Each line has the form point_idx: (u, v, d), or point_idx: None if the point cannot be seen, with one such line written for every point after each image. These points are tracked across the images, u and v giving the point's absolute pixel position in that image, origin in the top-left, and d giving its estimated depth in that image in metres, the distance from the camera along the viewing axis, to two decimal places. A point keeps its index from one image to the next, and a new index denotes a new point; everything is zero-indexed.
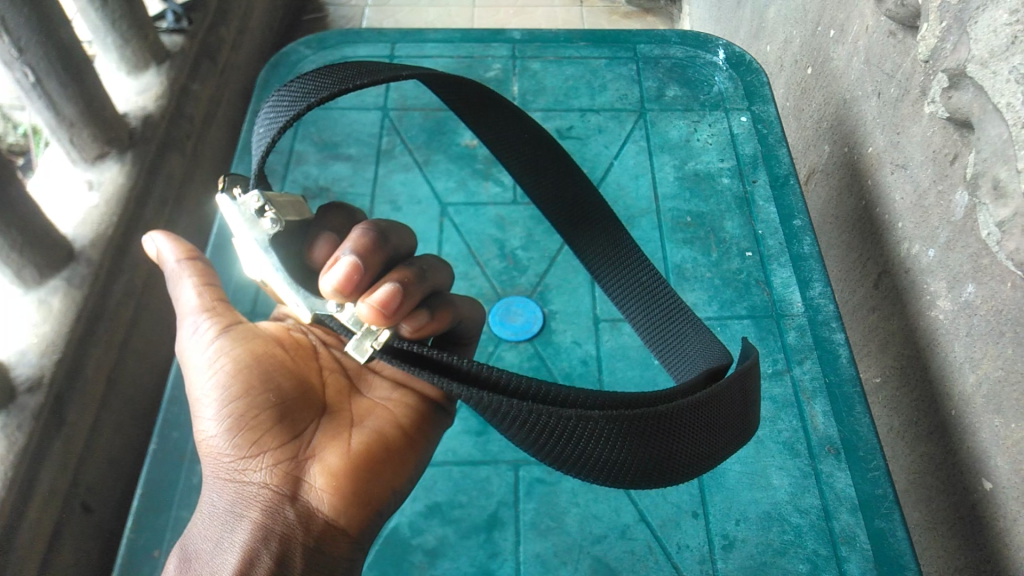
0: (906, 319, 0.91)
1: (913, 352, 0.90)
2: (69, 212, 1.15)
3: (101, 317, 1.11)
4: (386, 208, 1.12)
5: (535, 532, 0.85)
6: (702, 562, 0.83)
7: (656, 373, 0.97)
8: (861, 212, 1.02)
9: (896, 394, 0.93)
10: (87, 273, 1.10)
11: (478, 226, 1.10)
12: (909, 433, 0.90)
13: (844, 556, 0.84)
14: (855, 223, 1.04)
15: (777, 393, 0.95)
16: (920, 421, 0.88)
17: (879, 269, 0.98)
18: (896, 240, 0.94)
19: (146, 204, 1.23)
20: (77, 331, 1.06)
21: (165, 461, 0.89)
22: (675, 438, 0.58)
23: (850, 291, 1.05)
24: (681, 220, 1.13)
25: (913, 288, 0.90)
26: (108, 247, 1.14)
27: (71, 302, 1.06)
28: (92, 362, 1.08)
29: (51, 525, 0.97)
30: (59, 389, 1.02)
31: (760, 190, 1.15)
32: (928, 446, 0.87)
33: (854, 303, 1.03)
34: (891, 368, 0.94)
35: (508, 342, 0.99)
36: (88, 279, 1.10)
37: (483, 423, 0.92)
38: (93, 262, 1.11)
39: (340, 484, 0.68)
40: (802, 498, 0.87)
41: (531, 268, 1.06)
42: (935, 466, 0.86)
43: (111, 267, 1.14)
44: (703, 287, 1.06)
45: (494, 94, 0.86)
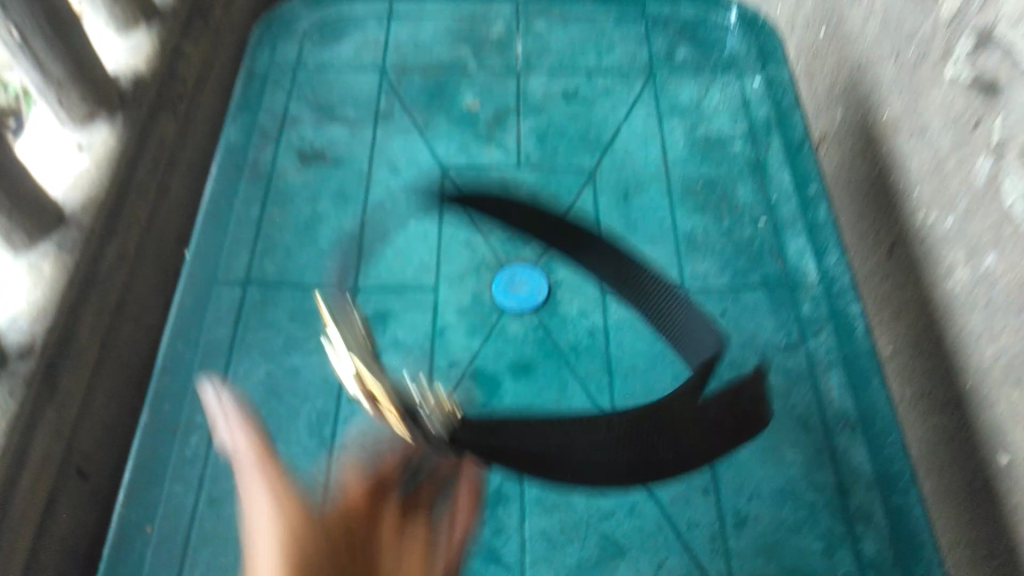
0: (916, 289, 0.85)
1: (925, 325, 0.84)
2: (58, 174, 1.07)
3: (92, 283, 1.04)
4: (384, 172, 1.08)
5: (541, 508, 0.82)
6: (713, 539, 0.80)
7: (665, 345, 0.94)
8: (874, 175, 0.96)
9: (902, 368, 0.87)
10: (80, 238, 1.03)
11: (480, 191, 1.06)
12: (913, 409, 0.85)
13: (859, 534, 0.81)
14: (867, 187, 0.97)
15: (791, 365, 0.93)
16: (925, 397, 0.83)
17: (891, 237, 0.91)
18: (910, 205, 0.88)
19: (137, 163, 1.16)
20: (69, 296, 0.99)
21: (157, 434, 0.85)
22: (677, 435, 0.66)
23: (858, 259, 0.98)
24: (692, 185, 1.08)
25: (926, 257, 0.84)
26: (100, 213, 1.07)
27: (62, 268, 1.00)
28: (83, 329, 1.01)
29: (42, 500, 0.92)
30: (49, 357, 0.95)
31: (774, 157, 1.12)
32: (931, 424, 0.81)
33: (862, 274, 0.97)
34: (897, 341, 0.88)
35: (512, 313, 0.95)
36: (79, 245, 1.02)
37: (488, 395, 0.89)
38: (84, 229, 1.04)
39: (353, 531, 0.55)
40: (816, 473, 0.85)
41: (536, 235, 1.02)
42: (941, 446, 0.79)
43: (102, 233, 1.07)
44: (714, 256, 1.02)
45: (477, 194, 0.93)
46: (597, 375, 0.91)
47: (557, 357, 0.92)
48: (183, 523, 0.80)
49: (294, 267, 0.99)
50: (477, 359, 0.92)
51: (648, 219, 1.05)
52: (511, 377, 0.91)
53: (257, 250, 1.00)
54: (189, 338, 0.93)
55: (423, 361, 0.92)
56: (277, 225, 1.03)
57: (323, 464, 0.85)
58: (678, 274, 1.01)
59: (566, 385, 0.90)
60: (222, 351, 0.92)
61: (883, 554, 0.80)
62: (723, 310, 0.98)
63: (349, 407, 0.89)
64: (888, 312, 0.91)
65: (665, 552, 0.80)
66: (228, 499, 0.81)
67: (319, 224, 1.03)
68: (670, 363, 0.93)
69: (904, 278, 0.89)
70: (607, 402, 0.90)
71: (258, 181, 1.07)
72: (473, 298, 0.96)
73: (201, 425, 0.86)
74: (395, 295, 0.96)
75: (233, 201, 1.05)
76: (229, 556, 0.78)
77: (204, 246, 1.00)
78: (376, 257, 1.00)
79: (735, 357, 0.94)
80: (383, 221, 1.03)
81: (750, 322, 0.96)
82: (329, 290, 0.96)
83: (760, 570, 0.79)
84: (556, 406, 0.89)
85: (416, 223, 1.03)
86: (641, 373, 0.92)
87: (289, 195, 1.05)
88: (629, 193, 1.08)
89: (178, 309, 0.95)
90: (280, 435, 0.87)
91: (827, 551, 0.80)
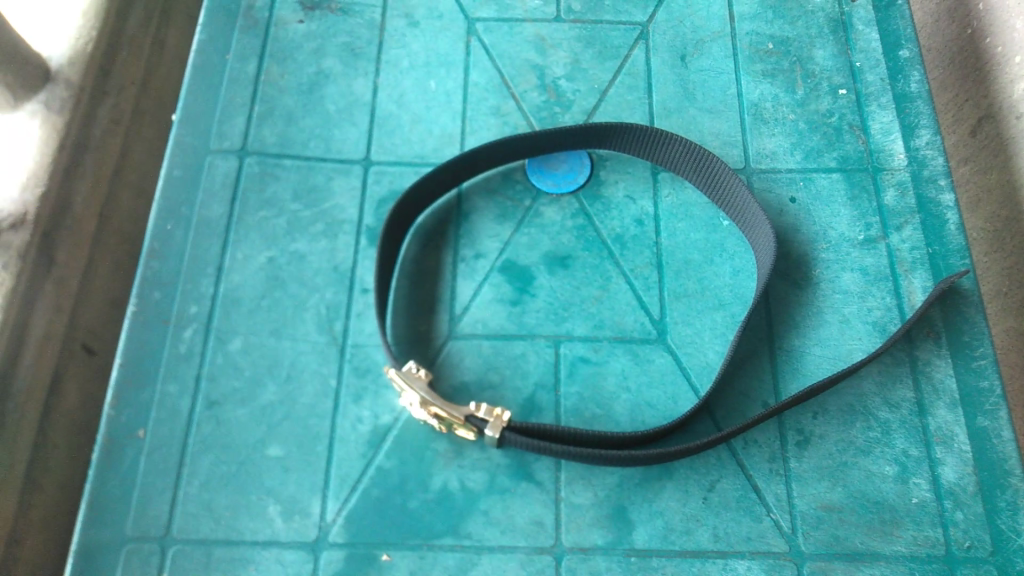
0: (1020, 165, 0.77)
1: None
2: (57, 30, 0.91)
3: (87, 146, 0.87)
4: (400, 22, 0.91)
5: (578, 421, 0.72)
6: (772, 460, 0.71)
7: (724, 238, 0.81)
8: (963, 41, 0.86)
9: (987, 257, 0.78)
10: (68, 96, 0.87)
11: (512, 48, 0.90)
12: (995, 304, 0.77)
13: (938, 458, 0.71)
14: (953, 55, 0.87)
15: (868, 264, 0.79)
16: (1014, 289, 0.75)
17: (984, 108, 0.82)
18: (1016, 71, 0.79)
19: (133, 6, 0.98)
20: (61, 161, 0.84)
21: (146, 327, 0.76)
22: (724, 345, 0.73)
23: (939, 136, 0.86)
24: (761, 46, 0.91)
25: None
26: (90, 66, 0.90)
27: (47, 128, 0.85)
28: (81, 200, 0.84)
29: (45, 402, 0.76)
30: (44, 227, 0.80)
31: (860, 12, 0.93)
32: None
33: (943, 150, 0.85)
34: (982, 228, 0.80)
35: (548, 196, 0.82)
36: (69, 103, 0.87)
37: (518, 292, 0.78)
38: (73, 83, 0.88)
39: None
40: (893, 390, 0.74)
41: (576, 103, 0.87)
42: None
43: (96, 88, 0.90)
44: (784, 132, 0.86)
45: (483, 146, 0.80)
46: (644, 271, 0.79)
47: (599, 249, 0.80)
48: (179, 427, 0.72)
49: (296, 134, 0.85)
50: (506, 249, 0.80)
51: (706, 86, 0.88)
52: (545, 271, 0.79)
53: (255, 113, 0.86)
54: (180, 217, 0.81)
55: (445, 248, 0.80)
56: (276, 83, 0.88)
57: (333, 363, 0.74)
58: (741, 153, 0.85)
59: (607, 281, 0.78)
60: (218, 232, 0.80)
61: (965, 481, 0.70)
62: (793, 195, 0.83)
63: (362, 300, 0.77)
64: (967, 192, 0.82)
65: (717, 473, 0.70)
66: (228, 402, 0.73)
67: (325, 84, 0.88)
68: (728, 258, 0.80)
69: (994, 154, 0.80)
70: (653, 303, 0.77)
71: (253, 29, 0.90)
72: (503, 178, 0.84)
73: (196, 316, 0.76)
74: (414, 171, 0.83)
75: (225, 53, 0.89)
76: (231, 466, 0.70)
77: (194, 109, 0.87)
78: (392, 126, 0.86)
79: (806, 250, 0.80)
80: (400, 83, 0.88)
81: (825, 212, 0.82)
82: (337, 164, 0.83)
83: (824, 498, 0.69)
84: (593, 306, 0.77)
85: (436, 85, 0.88)
86: (694, 268, 0.79)
87: (289, 48, 0.89)
88: (687, 54, 0.90)
89: (166, 182, 0.83)
90: (284, 330, 0.75)
91: (900, 476, 0.70)
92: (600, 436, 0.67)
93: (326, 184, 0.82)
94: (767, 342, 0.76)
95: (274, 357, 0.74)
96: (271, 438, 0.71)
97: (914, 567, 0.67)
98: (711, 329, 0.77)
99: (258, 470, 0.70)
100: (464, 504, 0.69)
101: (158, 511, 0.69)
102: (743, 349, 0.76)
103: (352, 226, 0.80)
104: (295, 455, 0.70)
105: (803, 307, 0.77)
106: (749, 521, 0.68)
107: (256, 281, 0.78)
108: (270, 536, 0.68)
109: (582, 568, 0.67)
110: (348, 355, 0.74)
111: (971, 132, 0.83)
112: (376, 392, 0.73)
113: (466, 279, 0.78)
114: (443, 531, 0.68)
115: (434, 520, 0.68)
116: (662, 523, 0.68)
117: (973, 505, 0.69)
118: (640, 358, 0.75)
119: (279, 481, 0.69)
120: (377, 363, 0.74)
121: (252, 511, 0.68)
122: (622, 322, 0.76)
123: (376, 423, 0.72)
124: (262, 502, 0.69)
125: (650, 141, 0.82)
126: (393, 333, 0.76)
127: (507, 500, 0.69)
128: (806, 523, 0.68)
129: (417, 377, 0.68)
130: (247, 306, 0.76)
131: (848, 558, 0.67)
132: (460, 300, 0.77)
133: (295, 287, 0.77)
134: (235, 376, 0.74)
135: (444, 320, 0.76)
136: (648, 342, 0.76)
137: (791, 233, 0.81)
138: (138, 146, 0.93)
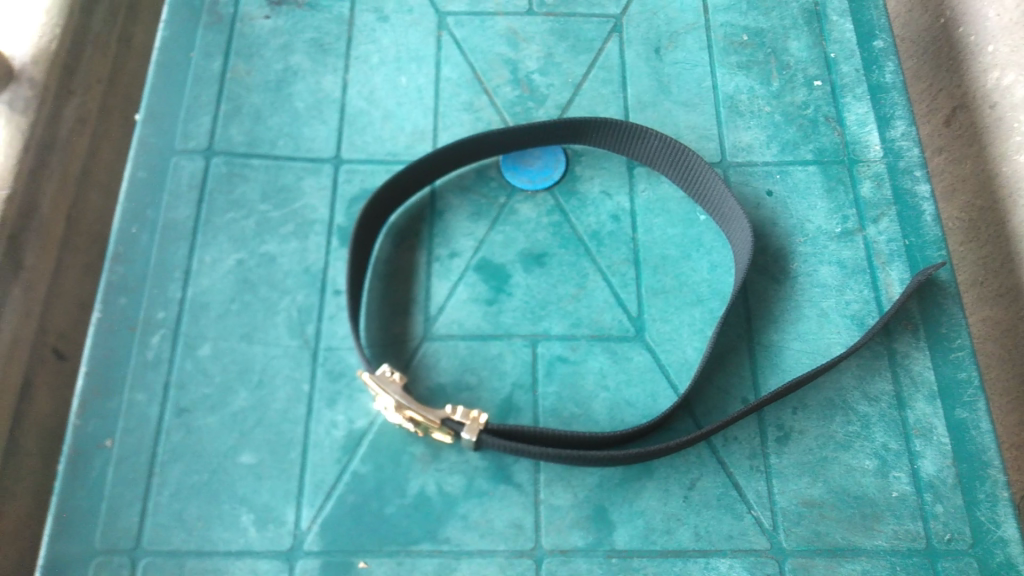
0: (995, 153, 0.78)
1: (1003, 194, 0.77)
2: (16, 26, 0.89)
3: (53, 145, 0.85)
4: (369, 17, 0.89)
5: (557, 421, 0.71)
6: (753, 457, 0.70)
7: (702, 232, 0.80)
8: (935, 32, 0.87)
9: (963, 247, 0.79)
10: (32, 96, 0.85)
11: (484, 43, 0.89)
12: (972, 293, 0.77)
13: (917, 451, 0.71)
14: (925, 45, 0.87)
15: (846, 256, 0.79)
16: (992, 277, 0.76)
17: (957, 99, 0.83)
18: (991, 62, 0.80)
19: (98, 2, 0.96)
20: (24, 162, 0.82)
21: (112, 334, 0.74)
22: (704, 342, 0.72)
23: (914, 127, 0.86)
24: (735, 38, 0.90)
25: (1012, 115, 0.77)
26: (55, 64, 0.88)
27: (11, 130, 0.83)
28: (46, 203, 0.83)
29: (11, 409, 0.74)
30: (9, 229, 0.79)
31: (834, 2, 0.92)
32: (1002, 305, 0.75)
33: (918, 140, 0.85)
34: (958, 217, 0.80)
35: (524, 193, 0.81)
36: (33, 103, 0.85)
37: (494, 291, 0.76)
38: (36, 82, 0.86)
39: None
40: (872, 384, 0.73)
41: (550, 97, 0.86)
42: (1012, 326, 0.74)
43: (61, 87, 0.88)
44: (760, 124, 0.85)
45: (461, 143, 0.78)
46: (622, 268, 0.78)
47: (575, 245, 0.78)
48: (147, 436, 0.70)
49: (264, 133, 0.83)
50: (482, 248, 0.78)
51: (681, 78, 0.87)
52: (521, 269, 0.77)
53: (221, 112, 0.84)
54: (145, 220, 0.79)
55: (419, 247, 0.78)
56: (243, 80, 0.85)
57: (305, 367, 0.72)
58: (717, 146, 0.84)
59: (584, 279, 0.77)
60: (184, 235, 0.78)
61: (945, 474, 0.70)
62: (770, 189, 0.82)
63: (334, 301, 0.75)
64: (944, 182, 0.82)
65: (697, 471, 0.69)
66: (198, 409, 0.71)
67: (293, 81, 0.85)
68: (706, 253, 0.79)
69: (966, 145, 0.81)
70: (631, 300, 0.76)
71: (218, 26, 0.88)
72: (477, 175, 0.82)
73: (163, 322, 0.74)
74: (385, 169, 0.82)
75: (190, 51, 0.87)
76: (202, 475, 0.68)
77: (159, 109, 0.84)
78: (362, 123, 0.84)
79: (783, 243, 0.79)
80: (370, 79, 0.86)
81: (802, 204, 0.81)
82: (307, 163, 0.81)
83: (805, 493, 0.69)
84: (570, 304, 0.76)
85: (407, 80, 0.86)
86: (672, 264, 0.78)
87: (255, 44, 0.87)
88: (662, 47, 0.89)
89: (131, 184, 0.80)
90: (255, 334, 0.74)
91: (881, 470, 0.70)
92: (579, 437, 0.66)
93: (296, 184, 0.80)
94: (745, 338, 0.75)
95: (244, 362, 0.72)
96: (243, 446, 0.69)
97: (896, 561, 0.67)
98: (689, 325, 0.76)
99: (230, 479, 0.68)
100: (442, 508, 0.67)
101: (127, 523, 0.67)
102: (721, 345, 0.75)
103: (322, 226, 0.78)
104: (267, 463, 0.69)
105: (781, 301, 0.77)
106: (731, 519, 0.68)
107: (225, 284, 0.76)
108: (243, 546, 0.66)
109: (563, 570, 0.66)
110: (321, 358, 0.73)
111: (946, 123, 0.83)
112: (350, 396, 0.72)
113: (440, 279, 0.77)
114: (420, 537, 0.66)
115: (411, 525, 0.67)
116: (643, 523, 0.67)
117: (953, 497, 0.69)
118: (618, 356, 0.74)
119: (252, 490, 0.68)
120: (351, 366, 0.73)
121: (224, 522, 0.67)
122: (600, 319, 0.75)
123: (351, 427, 0.70)
124: (235, 512, 0.67)
125: (625, 136, 0.81)
126: (367, 336, 0.74)
127: (486, 503, 0.68)
128: (787, 519, 0.68)
129: (391, 381, 0.66)
130: (216, 310, 0.75)
131: (830, 553, 0.67)
132: (435, 300, 0.76)
133: (266, 290, 0.75)
134: (205, 383, 0.72)
135: (419, 321, 0.75)
136: (626, 340, 0.75)
137: (768, 227, 0.80)
138: (109, 145, 0.90)
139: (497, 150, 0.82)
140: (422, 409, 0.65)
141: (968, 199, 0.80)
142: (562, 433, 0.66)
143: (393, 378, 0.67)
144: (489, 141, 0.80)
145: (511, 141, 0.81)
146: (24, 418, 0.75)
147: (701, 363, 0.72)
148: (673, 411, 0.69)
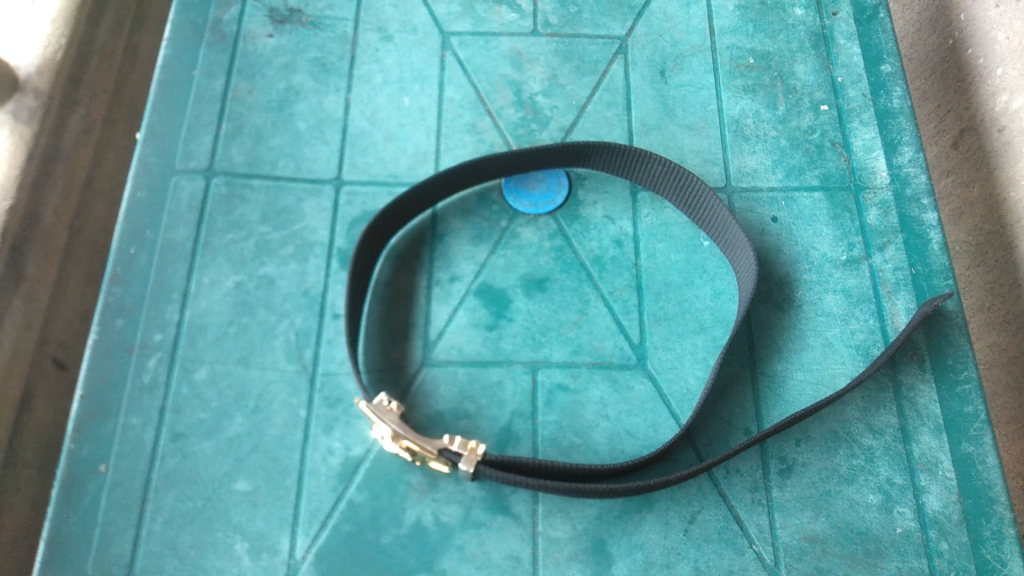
0: (1004, 177, 0.77)
1: (1011, 219, 0.76)
2: (15, 34, 0.89)
3: (57, 156, 0.87)
4: (373, 37, 0.89)
5: (556, 450, 0.70)
6: (755, 490, 0.69)
7: (705, 259, 0.79)
8: (944, 52, 0.86)
9: (968, 271, 0.78)
10: (36, 106, 0.87)
11: (488, 63, 0.88)
12: (978, 318, 0.76)
13: (922, 486, 0.70)
14: (933, 66, 0.87)
15: (851, 285, 0.78)
16: (998, 303, 0.75)
17: (966, 121, 0.82)
18: (1000, 85, 0.79)
19: (104, 13, 0.97)
20: (28, 174, 0.84)
21: (108, 356, 0.73)
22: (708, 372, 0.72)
23: (921, 152, 0.85)
24: (742, 61, 0.89)
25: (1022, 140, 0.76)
26: (60, 75, 0.90)
27: (15, 139, 0.85)
28: (50, 213, 0.84)
29: (11, 421, 0.75)
30: (11, 240, 0.81)
31: (842, 25, 0.91)
32: (1007, 332, 0.74)
33: (925, 165, 0.84)
34: (964, 241, 0.79)
35: (525, 217, 0.80)
36: (38, 113, 0.87)
37: (494, 316, 0.76)
38: (41, 92, 0.88)
39: None
40: (877, 416, 0.72)
41: (554, 120, 0.85)
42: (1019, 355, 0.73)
43: (65, 97, 0.90)
44: (766, 149, 0.84)
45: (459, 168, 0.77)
46: (624, 294, 0.77)
47: (577, 271, 0.78)
48: (142, 461, 0.69)
49: (265, 153, 0.82)
50: (482, 272, 0.77)
51: (687, 101, 0.87)
52: (522, 294, 0.77)
53: (222, 132, 0.83)
54: (143, 241, 0.78)
55: (419, 271, 0.78)
56: (245, 100, 0.85)
57: (303, 393, 0.72)
58: (722, 171, 0.83)
59: (586, 305, 0.76)
60: (183, 256, 0.77)
61: (950, 510, 0.69)
62: (775, 215, 0.81)
63: (333, 326, 0.74)
64: (952, 205, 0.81)
65: (698, 504, 0.68)
66: (193, 434, 0.70)
67: (295, 101, 0.85)
68: (709, 280, 0.78)
69: (973, 170, 0.80)
70: (633, 327, 0.75)
71: (221, 44, 0.88)
72: (479, 198, 0.81)
73: (160, 345, 0.73)
74: (387, 191, 0.81)
75: (192, 69, 0.87)
76: (196, 502, 0.68)
77: (159, 127, 0.84)
78: (364, 144, 0.83)
79: (788, 271, 0.78)
80: (373, 100, 0.86)
81: (807, 231, 0.80)
82: (308, 184, 0.81)
83: (808, 528, 0.68)
84: (571, 331, 0.75)
85: (410, 101, 0.86)
86: (674, 290, 0.77)
87: (257, 63, 0.87)
88: (667, 69, 0.88)
89: (130, 204, 0.80)
90: (252, 358, 0.73)
91: (885, 504, 0.69)
92: (579, 470, 0.65)
93: (296, 205, 0.80)
94: (748, 367, 0.74)
95: (241, 387, 0.72)
96: (237, 472, 0.69)
97: None
98: (691, 354, 0.75)
99: (224, 506, 0.67)
100: (438, 539, 0.66)
101: (120, 550, 0.66)
102: (724, 375, 0.74)
103: (322, 248, 0.78)
104: (262, 490, 0.68)
105: (785, 330, 0.76)
106: (731, 553, 0.67)
107: (222, 307, 0.75)
108: (236, 574, 0.65)
109: None
110: (319, 383, 0.72)
111: (954, 146, 0.82)
112: (347, 423, 0.71)
113: (440, 303, 0.76)
114: (416, 568, 0.65)
115: (407, 556, 0.66)
116: (642, 557, 0.66)
117: (958, 534, 0.68)
118: (620, 385, 0.73)
119: (246, 518, 0.67)
120: (349, 393, 0.72)
121: (217, 550, 0.66)
122: (601, 347, 0.74)
123: (347, 455, 0.70)
124: (229, 540, 0.66)
125: (629, 160, 0.80)
126: (365, 361, 0.73)
127: (483, 534, 0.67)
128: (789, 555, 0.67)
129: (388, 411, 0.65)
130: (214, 333, 0.74)
131: None
132: (435, 326, 0.75)
133: (264, 313, 0.75)
134: (200, 407, 0.71)
135: (418, 346, 0.74)
136: (627, 367, 0.74)
137: (773, 254, 0.79)
138: (111, 153, 0.90)
139: (498, 174, 0.81)
140: (417, 439, 0.64)
141: (975, 223, 0.79)
142: (562, 466, 0.65)
143: (390, 409, 0.66)
144: (489, 167, 0.79)
145: (512, 165, 0.80)
146: (24, 428, 0.76)
147: (702, 395, 0.71)
148: (675, 443, 0.68)
